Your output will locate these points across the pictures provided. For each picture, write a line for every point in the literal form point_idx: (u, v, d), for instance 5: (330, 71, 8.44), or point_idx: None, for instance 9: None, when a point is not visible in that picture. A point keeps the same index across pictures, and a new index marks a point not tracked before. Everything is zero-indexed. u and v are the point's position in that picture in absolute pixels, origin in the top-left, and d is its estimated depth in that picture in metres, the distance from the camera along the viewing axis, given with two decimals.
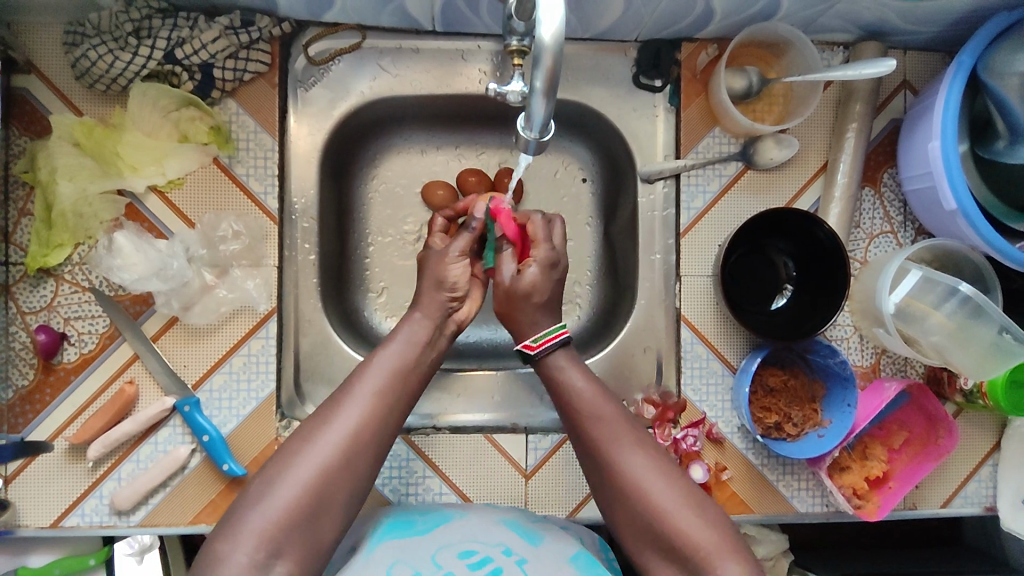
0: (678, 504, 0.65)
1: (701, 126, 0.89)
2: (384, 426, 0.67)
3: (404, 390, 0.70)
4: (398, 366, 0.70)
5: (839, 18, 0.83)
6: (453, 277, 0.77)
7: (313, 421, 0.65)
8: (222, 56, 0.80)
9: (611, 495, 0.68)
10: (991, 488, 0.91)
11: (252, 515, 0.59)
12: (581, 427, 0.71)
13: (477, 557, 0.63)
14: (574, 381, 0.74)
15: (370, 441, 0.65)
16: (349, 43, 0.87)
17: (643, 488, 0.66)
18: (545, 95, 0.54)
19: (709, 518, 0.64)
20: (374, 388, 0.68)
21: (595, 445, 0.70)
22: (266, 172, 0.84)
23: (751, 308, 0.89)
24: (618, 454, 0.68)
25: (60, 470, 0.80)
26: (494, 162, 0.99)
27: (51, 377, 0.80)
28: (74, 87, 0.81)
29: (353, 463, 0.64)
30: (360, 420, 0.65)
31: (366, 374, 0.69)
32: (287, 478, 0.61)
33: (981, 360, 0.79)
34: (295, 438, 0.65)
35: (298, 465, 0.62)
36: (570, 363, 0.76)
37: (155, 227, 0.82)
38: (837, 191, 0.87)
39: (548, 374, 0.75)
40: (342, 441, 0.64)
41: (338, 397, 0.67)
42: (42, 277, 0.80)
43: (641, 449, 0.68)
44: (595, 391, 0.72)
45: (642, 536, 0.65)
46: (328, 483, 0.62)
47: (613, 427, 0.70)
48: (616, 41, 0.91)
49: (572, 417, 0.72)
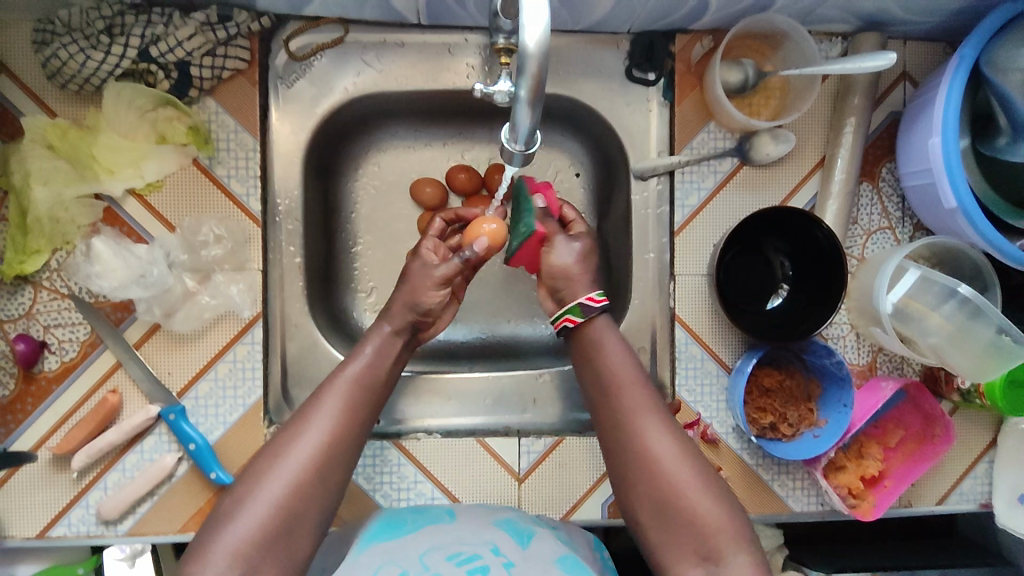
0: (704, 487, 0.64)
1: (695, 120, 0.87)
2: (353, 437, 0.66)
3: (370, 400, 0.70)
4: (363, 379, 0.70)
5: (838, 9, 0.80)
6: (427, 303, 0.76)
7: (283, 434, 0.64)
8: (199, 54, 0.78)
9: (627, 471, 0.67)
10: (987, 484, 0.90)
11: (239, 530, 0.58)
12: (612, 400, 0.70)
13: (464, 555, 0.62)
14: (613, 350, 0.73)
15: (340, 453, 0.65)
16: (331, 38, 0.84)
17: (662, 469, 0.65)
18: (530, 105, 0.51)
19: (721, 501, 0.64)
20: (340, 399, 0.67)
21: (622, 418, 0.68)
22: (248, 172, 0.81)
23: (746, 307, 0.87)
24: (646, 427, 0.67)
25: (44, 481, 0.78)
26: (484, 158, 0.97)
27: (32, 386, 0.78)
28: (47, 87, 0.78)
29: (323, 477, 0.63)
30: (331, 431, 0.65)
31: (332, 385, 0.68)
32: (262, 489, 0.60)
33: (979, 361, 0.78)
34: (266, 450, 0.63)
35: (272, 474, 0.61)
36: (611, 331, 0.75)
37: (135, 231, 0.79)
38: (834, 187, 0.85)
39: (587, 342, 0.74)
40: (313, 451, 0.63)
41: (307, 407, 0.66)
42: (20, 284, 0.78)
43: (667, 427, 0.67)
44: (631, 367, 0.71)
45: (654, 518, 0.64)
46: (303, 491, 0.61)
47: (642, 401, 0.69)
48: (608, 33, 0.88)
49: (607, 386, 0.71)
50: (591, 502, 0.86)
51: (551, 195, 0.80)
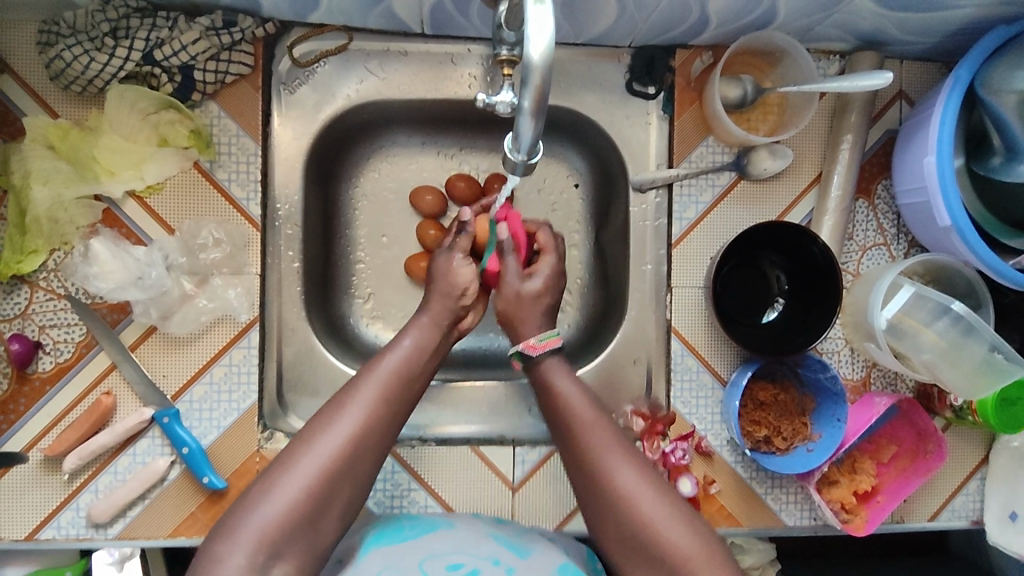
0: (671, 520, 0.62)
1: (695, 135, 0.88)
2: (386, 432, 0.65)
3: (406, 394, 0.68)
4: (402, 370, 0.68)
5: (836, 27, 0.82)
6: (463, 284, 0.78)
7: (319, 417, 0.64)
8: (203, 58, 0.78)
9: (595, 502, 0.65)
10: (979, 502, 0.90)
11: (247, 521, 0.57)
12: (571, 435, 0.69)
13: (466, 568, 0.61)
14: (566, 389, 0.71)
15: (371, 445, 0.63)
16: (335, 45, 0.85)
17: (629, 502, 0.63)
18: (534, 115, 0.51)
19: (696, 532, 0.62)
20: (376, 390, 0.66)
21: (584, 454, 0.67)
22: (248, 177, 0.81)
23: (741, 320, 0.88)
24: (608, 463, 0.65)
25: (33, 482, 0.78)
26: (484, 167, 0.97)
27: (26, 387, 0.78)
28: (50, 89, 0.78)
29: (352, 466, 0.62)
30: (366, 420, 0.64)
31: (370, 375, 0.67)
32: (294, 472, 0.60)
33: (972, 379, 0.78)
34: (297, 436, 0.63)
35: (306, 456, 0.60)
36: (562, 368, 0.74)
37: (134, 233, 0.79)
38: (831, 203, 0.86)
39: (541, 380, 0.73)
40: (350, 436, 0.62)
41: (344, 394, 0.65)
42: (16, 283, 0.78)
43: (632, 459, 0.65)
44: (586, 401, 0.70)
45: (625, 552, 0.63)
46: (336, 478, 0.61)
47: (600, 435, 0.67)
48: (608, 46, 0.89)
49: (564, 426, 0.69)
50: None
51: (518, 225, 0.80)
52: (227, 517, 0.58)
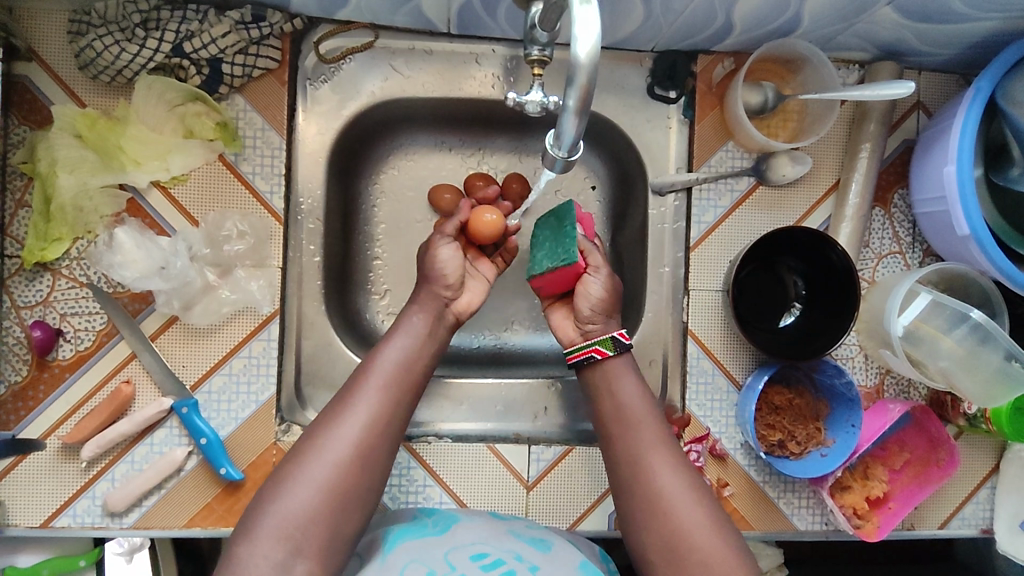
0: (701, 521, 0.64)
1: (715, 140, 0.89)
2: (391, 424, 0.66)
3: (409, 387, 0.69)
4: (403, 365, 0.69)
5: (857, 37, 0.83)
6: (442, 266, 0.77)
7: (324, 418, 0.64)
8: (231, 51, 0.79)
9: (632, 501, 0.68)
10: (989, 510, 0.91)
11: (272, 514, 0.58)
12: (620, 433, 0.71)
13: (490, 558, 0.62)
14: (624, 390, 0.74)
15: (377, 439, 0.64)
16: (361, 42, 0.85)
17: (667, 503, 0.65)
18: (578, 114, 0.52)
19: (726, 534, 0.64)
20: (379, 385, 0.67)
21: (631, 452, 0.70)
22: (272, 170, 0.82)
23: (758, 324, 0.88)
24: (651, 461, 0.68)
25: (51, 469, 0.78)
26: (503, 166, 0.98)
27: (46, 374, 0.78)
28: (78, 78, 0.79)
29: (363, 462, 0.63)
30: (370, 416, 0.65)
31: (372, 371, 0.68)
32: (305, 472, 0.60)
33: (988, 386, 0.78)
34: (307, 433, 0.64)
35: (315, 457, 0.61)
36: (626, 370, 0.76)
37: (158, 223, 0.80)
38: (848, 210, 0.87)
39: (597, 381, 0.76)
40: (356, 435, 0.63)
41: (347, 394, 0.66)
42: (40, 270, 0.78)
43: (674, 461, 0.68)
44: (643, 403, 0.73)
45: (658, 548, 0.64)
46: (347, 475, 0.61)
47: (651, 435, 0.70)
48: (631, 50, 0.90)
49: (614, 423, 0.72)
50: (598, 512, 0.86)
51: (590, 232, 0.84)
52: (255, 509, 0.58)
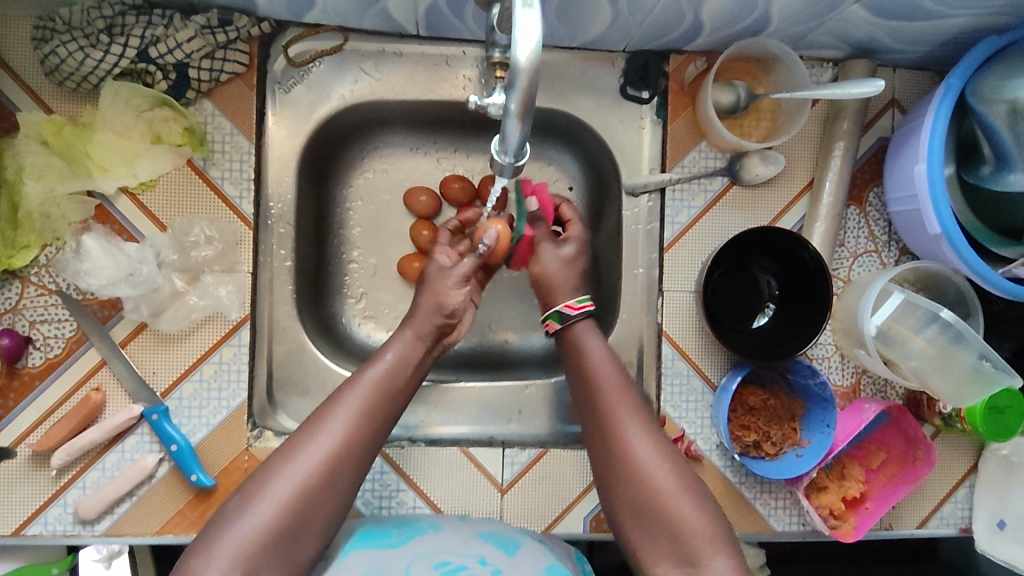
0: (679, 490, 0.64)
1: (688, 139, 0.88)
2: (366, 446, 0.64)
3: (388, 407, 0.67)
4: (384, 383, 0.68)
5: (828, 35, 0.82)
6: (451, 304, 0.76)
7: (296, 433, 0.63)
8: (198, 56, 0.78)
9: (611, 470, 0.68)
10: (967, 509, 0.91)
11: (233, 532, 0.57)
12: (595, 401, 0.71)
13: (453, 565, 0.62)
14: (595, 355, 0.74)
15: (350, 460, 0.63)
16: (331, 46, 0.85)
17: (642, 470, 0.65)
18: (520, 118, 0.51)
19: (702, 506, 0.64)
20: (357, 403, 0.65)
21: (605, 422, 0.69)
22: (241, 175, 0.82)
23: (731, 324, 0.88)
24: (626, 432, 0.68)
25: (22, 477, 0.77)
26: (478, 169, 0.98)
27: (15, 381, 0.78)
28: (44, 84, 0.78)
29: (332, 481, 0.61)
30: (345, 435, 0.63)
31: (352, 388, 0.66)
32: (271, 487, 0.59)
33: (961, 386, 0.78)
34: (278, 450, 0.62)
35: (281, 474, 0.60)
36: (593, 334, 0.77)
37: (126, 229, 0.80)
38: (822, 209, 0.86)
39: (571, 345, 0.76)
40: (326, 454, 0.61)
41: (322, 410, 0.65)
42: (8, 278, 0.78)
43: (650, 431, 0.68)
44: (613, 371, 0.73)
45: (631, 516, 0.65)
46: (314, 491, 0.60)
47: (622, 401, 0.70)
48: (604, 50, 0.89)
49: (589, 391, 0.72)
50: (574, 514, 0.86)
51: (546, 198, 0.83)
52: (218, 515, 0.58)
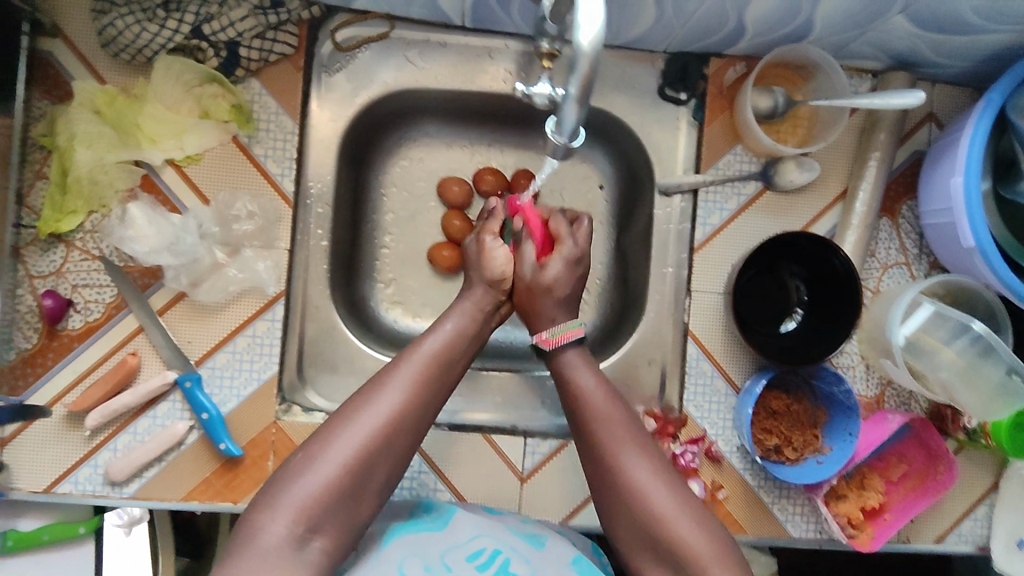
0: (685, 514, 0.61)
1: (724, 142, 0.89)
2: (424, 413, 0.65)
3: (445, 376, 0.68)
4: (442, 353, 0.69)
5: (869, 45, 0.83)
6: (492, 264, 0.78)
7: (355, 398, 0.63)
8: (249, 35, 0.80)
9: (611, 499, 0.64)
10: (986, 527, 0.90)
11: (298, 487, 0.58)
12: (585, 428, 0.68)
13: (487, 554, 0.64)
14: (583, 383, 0.70)
15: (408, 425, 0.63)
16: (377, 32, 0.87)
17: (643, 496, 0.62)
18: (579, 102, 0.53)
19: (709, 528, 0.61)
20: (417, 369, 0.66)
21: (598, 448, 0.66)
22: (284, 154, 0.84)
23: (759, 328, 0.88)
24: (622, 456, 0.65)
25: (56, 436, 0.79)
26: (512, 162, 0.99)
27: (55, 342, 0.79)
28: (99, 56, 0.81)
29: (391, 446, 0.62)
30: (404, 403, 0.63)
31: (412, 355, 0.67)
32: (331, 447, 0.60)
33: (988, 401, 0.80)
34: (335, 413, 0.63)
35: (341, 438, 0.60)
36: (582, 360, 0.73)
37: (170, 201, 0.81)
38: (855, 219, 0.87)
39: (559, 374, 0.73)
40: (387, 418, 0.62)
41: (383, 375, 0.65)
42: (54, 242, 0.80)
43: (649, 455, 0.65)
44: (603, 395, 0.69)
45: (638, 543, 0.62)
46: (371, 457, 0.60)
47: (615, 427, 0.66)
48: (644, 51, 0.90)
49: (579, 418, 0.69)
50: (592, 507, 0.86)
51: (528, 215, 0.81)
52: None
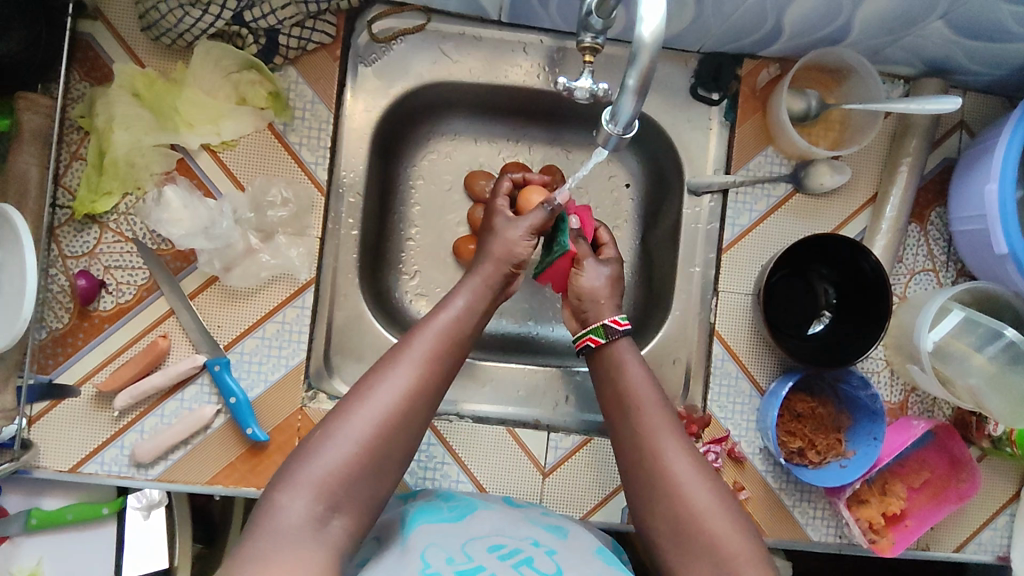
0: (718, 507, 0.61)
1: (755, 143, 0.89)
2: (436, 391, 0.65)
3: (455, 354, 0.68)
4: (452, 331, 0.68)
5: (904, 51, 0.83)
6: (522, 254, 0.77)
7: (367, 376, 0.63)
8: (289, 23, 0.81)
9: (644, 489, 0.64)
10: (1006, 538, 0.90)
11: (316, 465, 0.57)
12: (626, 416, 0.68)
13: (508, 548, 0.62)
14: (631, 371, 0.71)
15: (420, 401, 0.63)
16: (413, 25, 0.87)
17: (679, 488, 0.62)
18: (637, 93, 0.53)
19: (742, 524, 0.60)
20: (428, 348, 0.66)
21: (638, 437, 0.66)
22: (319, 143, 0.84)
23: (786, 330, 0.88)
24: (661, 448, 0.65)
25: (83, 417, 0.80)
26: (540, 158, 0.99)
27: (86, 323, 0.80)
28: (139, 39, 0.81)
29: (405, 422, 0.61)
30: (416, 380, 0.63)
31: (422, 333, 0.67)
32: (347, 425, 0.59)
33: (1016, 408, 0.79)
34: (349, 391, 0.62)
35: (358, 414, 0.60)
36: (629, 350, 0.74)
37: (205, 185, 0.82)
38: (884, 224, 0.87)
39: (608, 361, 0.74)
40: (400, 396, 0.61)
41: (394, 353, 0.65)
42: (88, 223, 0.80)
43: (688, 448, 0.65)
44: (649, 386, 0.70)
45: (668, 536, 0.61)
46: (386, 434, 0.60)
47: (657, 419, 0.67)
48: (678, 50, 0.91)
49: (623, 404, 0.69)
50: (613, 504, 0.86)
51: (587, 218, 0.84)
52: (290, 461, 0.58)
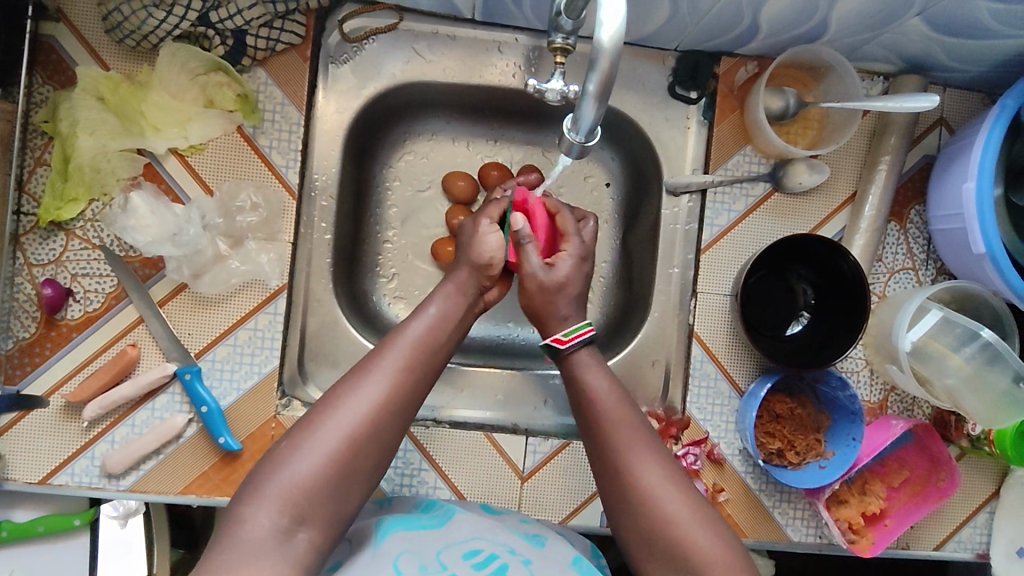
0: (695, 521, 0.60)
1: (733, 142, 0.88)
2: (410, 401, 0.63)
3: (430, 362, 0.67)
4: (425, 339, 0.67)
5: (882, 48, 0.82)
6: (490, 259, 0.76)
7: (334, 388, 0.61)
8: (256, 24, 0.79)
9: (621, 504, 0.63)
10: (986, 535, 0.90)
11: (281, 479, 0.56)
12: (597, 429, 0.67)
13: (483, 555, 0.61)
14: (596, 385, 0.69)
15: (392, 412, 0.62)
16: (385, 24, 0.86)
17: (653, 502, 0.61)
18: (598, 99, 0.52)
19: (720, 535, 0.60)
20: (399, 357, 0.64)
21: (612, 452, 0.65)
22: (290, 146, 0.83)
23: (765, 332, 0.88)
24: (633, 461, 0.63)
25: (52, 427, 0.78)
26: (517, 158, 0.98)
27: (53, 332, 0.78)
28: (103, 41, 0.79)
29: (377, 432, 0.60)
30: (387, 391, 0.62)
31: (396, 342, 0.66)
32: (313, 439, 0.58)
33: (994, 408, 0.79)
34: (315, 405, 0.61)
35: (323, 428, 0.58)
36: (595, 361, 0.71)
37: (173, 190, 0.80)
38: (863, 223, 0.86)
39: (572, 373, 0.71)
40: (371, 406, 0.60)
41: (365, 363, 0.64)
42: (54, 230, 0.78)
43: (663, 462, 0.64)
44: (618, 399, 0.68)
45: (647, 550, 0.61)
46: (355, 446, 0.59)
47: (623, 429, 0.65)
48: (655, 48, 0.89)
49: (592, 419, 0.68)
50: (592, 508, 0.86)
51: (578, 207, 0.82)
52: (252, 475, 0.57)
